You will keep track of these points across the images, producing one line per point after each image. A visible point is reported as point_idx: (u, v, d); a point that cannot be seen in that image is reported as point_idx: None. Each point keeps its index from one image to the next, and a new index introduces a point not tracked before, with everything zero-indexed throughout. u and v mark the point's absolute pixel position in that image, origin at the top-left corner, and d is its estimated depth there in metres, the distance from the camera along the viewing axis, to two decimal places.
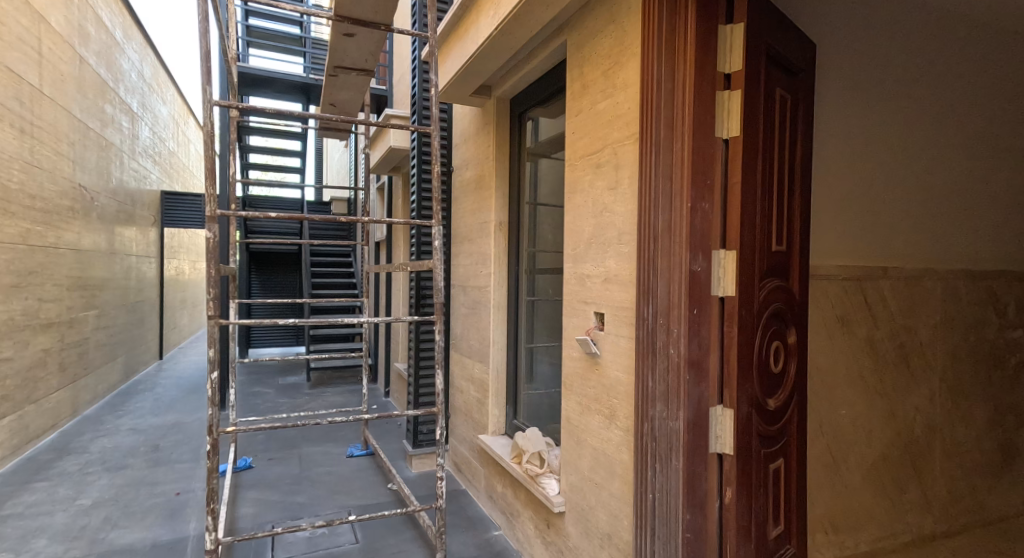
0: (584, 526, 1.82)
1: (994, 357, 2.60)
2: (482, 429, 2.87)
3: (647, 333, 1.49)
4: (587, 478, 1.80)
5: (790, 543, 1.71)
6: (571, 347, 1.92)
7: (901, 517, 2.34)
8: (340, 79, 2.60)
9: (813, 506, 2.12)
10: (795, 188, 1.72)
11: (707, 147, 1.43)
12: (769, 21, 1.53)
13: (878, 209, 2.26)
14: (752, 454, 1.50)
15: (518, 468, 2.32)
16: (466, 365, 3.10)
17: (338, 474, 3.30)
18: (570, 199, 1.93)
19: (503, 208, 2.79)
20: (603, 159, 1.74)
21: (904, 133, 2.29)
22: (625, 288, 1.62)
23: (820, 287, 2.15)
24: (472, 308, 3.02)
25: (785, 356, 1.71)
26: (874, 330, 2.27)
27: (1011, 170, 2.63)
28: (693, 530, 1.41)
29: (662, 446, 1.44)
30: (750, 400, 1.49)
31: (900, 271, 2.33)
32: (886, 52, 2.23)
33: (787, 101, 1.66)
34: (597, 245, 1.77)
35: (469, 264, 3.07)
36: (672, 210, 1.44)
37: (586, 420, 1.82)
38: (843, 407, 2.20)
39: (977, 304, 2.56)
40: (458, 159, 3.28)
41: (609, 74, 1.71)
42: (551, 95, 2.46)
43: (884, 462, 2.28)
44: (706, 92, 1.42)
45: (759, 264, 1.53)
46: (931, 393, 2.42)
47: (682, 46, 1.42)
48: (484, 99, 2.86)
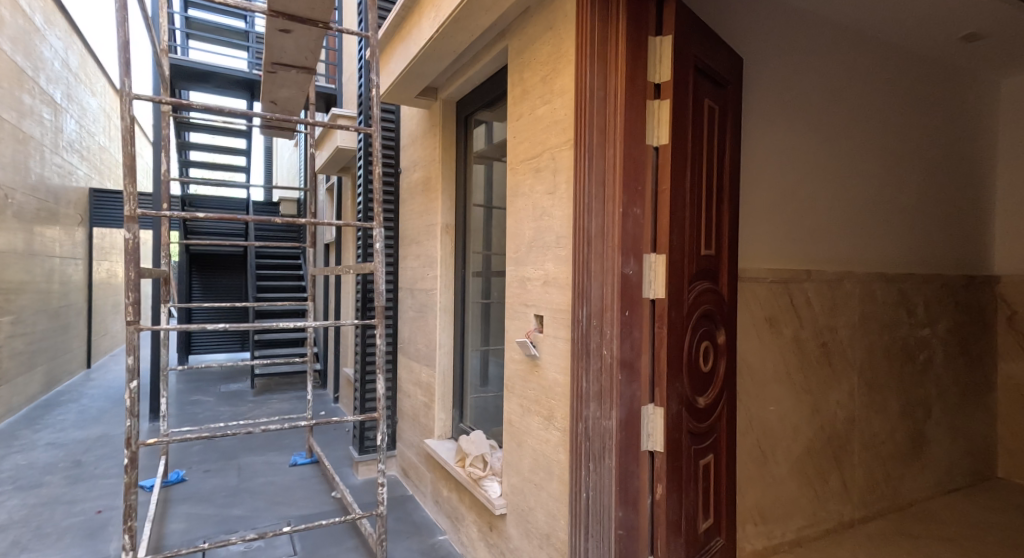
0: (524, 527, 1.84)
1: (906, 353, 2.81)
2: (428, 433, 2.84)
3: (581, 334, 1.52)
4: (527, 479, 1.82)
5: (719, 535, 1.78)
6: (513, 349, 1.93)
7: (824, 506, 2.48)
8: (279, 77, 2.52)
9: (742, 497, 2.23)
10: (723, 195, 1.81)
11: (639, 154, 1.48)
12: (697, 34, 1.60)
13: (801, 216, 2.40)
14: (682, 451, 1.56)
15: (461, 471, 2.31)
16: (413, 369, 3.06)
17: (278, 484, 3.19)
18: (513, 202, 1.95)
19: (449, 211, 2.78)
20: (542, 164, 1.76)
21: (825, 144, 2.45)
22: (562, 291, 1.65)
23: (749, 289, 2.26)
24: (419, 312, 2.99)
25: (715, 356, 1.78)
26: (799, 330, 2.40)
27: (919, 182, 2.86)
28: (626, 527, 1.45)
29: (595, 445, 1.47)
30: (680, 398, 1.55)
31: (822, 274, 2.48)
32: (808, 68, 2.38)
33: (715, 111, 1.74)
34: (537, 248, 1.79)
35: (416, 267, 3.03)
36: (605, 215, 1.48)
37: (527, 422, 1.83)
38: (771, 404, 2.32)
39: (891, 305, 2.76)
40: (405, 161, 3.24)
41: (547, 80, 1.74)
42: (496, 98, 2.48)
43: (808, 455, 2.42)
44: (637, 101, 1.48)
45: (688, 267, 1.59)
46: (851, 388, 2.58)
47: (613, 56, 1.47)
48: (430, 101, 2.86)
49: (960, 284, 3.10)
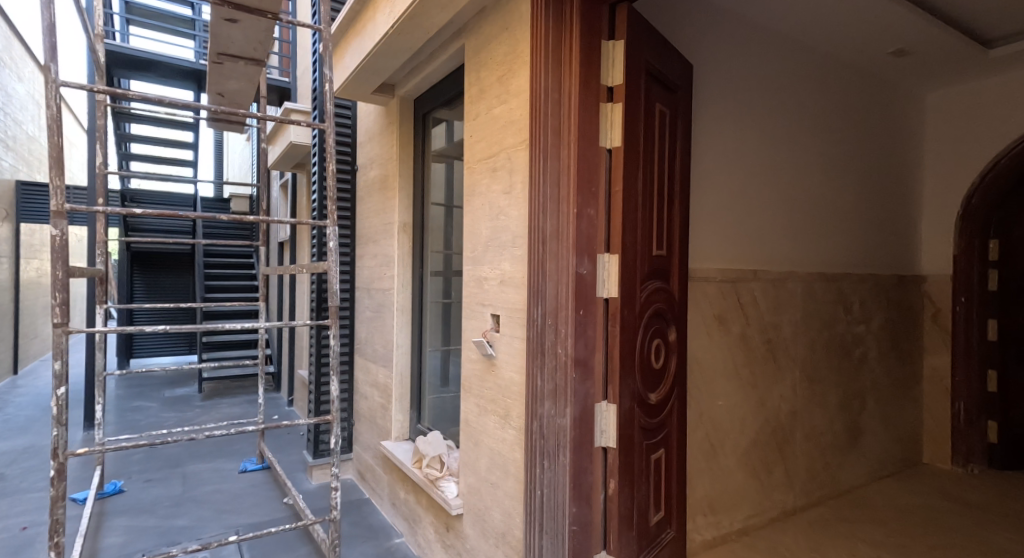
0: (480, 527, 1.84)
1: (844, 348, 2.97)
2: (385, 435, 2.80)
3: (536, 334, 1.53)
4: (483, 478, 1.82)
5: (669, 526, 1.83)
6: (469, 349, 1.93)
7: (769, 496, 2.59)
8: (225, 68, 2.42)
9: (692, 490, 2.30)
10: (675, 197, 1.86)
11: (593, 155, 1.51)
12: (648, 40, 1.64)
13: (748, 219, 2.50)
14: (634, 446, 1.60)
15: (418, 472, 2.28)
16: (370, 370, 3.00)
17: (227, 492, 3.07)
18: (469, 201, 1.94)
19: (407, 209, 2.75)
20: (499, 164, 1.77)
21: (770, 149, 2.56)
22: (518, 290, 1.66)
23: (699, 289, 2.34)
24: (376, 312, 2.94)
25: (666, 353, 1.83)
26: (746, 327, 2.50)
27: (855, 186, 3.03)
28: (579, 523, 1.48)
29: (550, 443, 1.49)
30: (632, 395, 1.59)
31: (767, 274, 2.59)
32: (754, 76, 2.48)
33: (666, 116, 1.79)
34: (493, 248, 1.79)
35: (373, 266, 2.99)
36: (560, 214, 1.50)
37: (483, 422, 1.83)
38: (720, 398, 2.40)
39: (830, 304, 2.91)
40: (362, 158, 3.18)
41: (504, 80, 1.75)
42: (454, 96, 2.47)
43: (754, 447, 2.52)
44: (591, 102, 1.50)
45: (640, 267, 1.64)
46: (793, 383, 2.71)
47: (568, 58, 1.49)
48: (387, 98, 2.82)
49: (892, 283, 3.30)
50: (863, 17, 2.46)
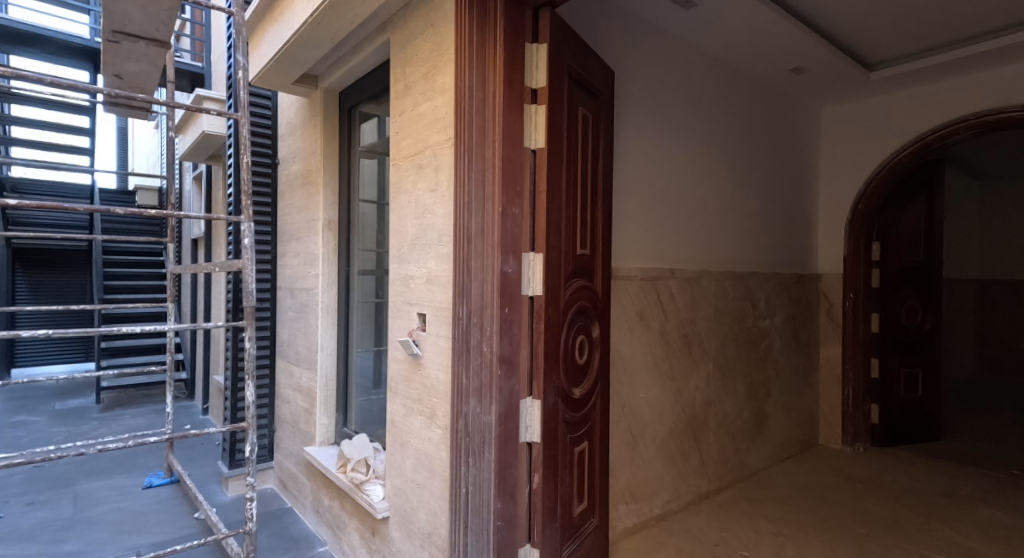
0: (406, 529, 1.81)
1: (752, 341, 3.21)
2: (308, 440, 2.70)
3: (461, 333, 1.53)
4: (409, 479, 1.80)
5: (592, 516, 1.90)
6: (395, 349, 1.89)
7: (685, 481, 2.75)
8: (122, 47, 2.21)
9: (616, 479, 2.40)
10: (598, 198, 1.93)
11: (517, 155, 1.53)
12: (571, 45, 1.69)
13: (667, 220, 2.63)
14: (558, 439, 1.64)
15: (342, 477, 2.21)
16: (292, 374, 2.88)
17: (127, 511, 2.82)
18: (395, 198, 1.91)
19: (331, 206, 2.66)
20: (424, 161, 1.75)
21: (686, 155, 2.71)
22: (443, 289, 1.65)
23: (622, 287, 2.43)
24: (299, 312, 2.82)
25: (590, 348, 1.90)
26: (665, 323, 2.64)
27: (761, 191, 3.27)
28: (504, 518, 1.50)
29: (475, 440, 1.50)
30: (557, 390, 1.63)
31: (684, 272, 2.74)
32: (671, 85, 2.62)
33: (588, 119, 1.85)
34: (419, 246, 1.77)
35: (296, 264, 2.86)
36: (485, 213, 1.51)
37: (409, 422, 1.81)
38: (641, 391, 2.52)
39: (740, 300, 3.12)
40: (284, 151, 3.03)
41: (429, 77, 1.73)
42: (381, 91, 2.41)
43: (672, 436, 2.66)
44: (515, 103, 1.53)
45: (564, 266, 1.68)
46: (707, 375, 2.88)
47: (492, 59, 1.50)
48: (309, 90, 2.70)
49: (793, 281, 3.59)
50: (766, 35, 2.67)
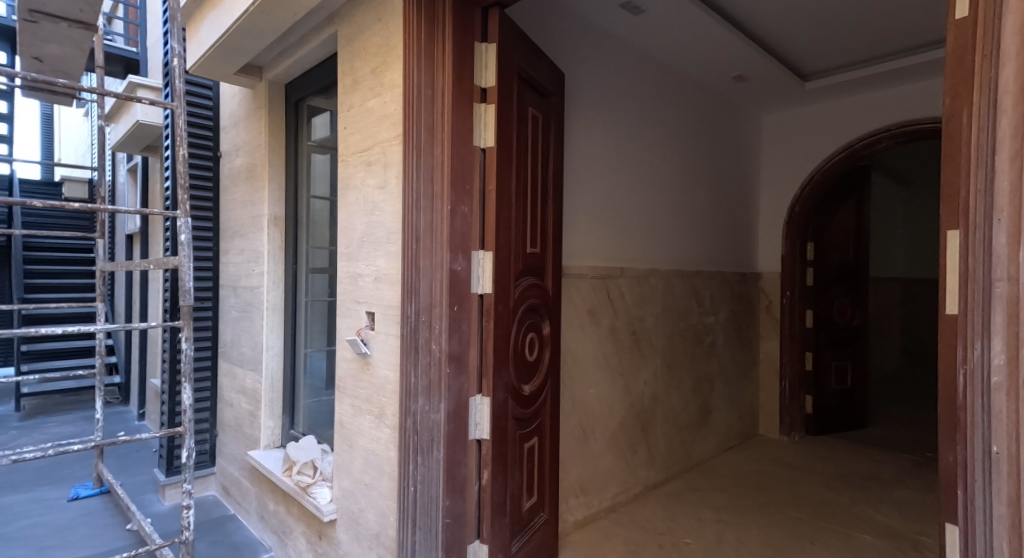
0: (354, 530, 1.78)
1: (697, 336, 3.33)
2: (253, 444, 2.60)
3: (410, 331, 1.52)
4: (357, 480, 1.77)
5: (542, 510, 1.93)
6: (344, 349, 1.86)
7: (634, 474, 2.83)
8: (42, 28, 2.06)
9: (566, 474, 2.44)
10: (548, 198, 1.96)
11: (467, 154, 1.54)
12: (521, 46, 1.71)
13: (617, 220, 2.70)
14: (508, 436, 1.66)
15: (288, 480, 2.15)
16: (236, 376, 2.77)
17: (51, 525, 2.64)
18: (344, 195, 1.87)
19: (277, 201, 2.57)
20: (373, 157, 1.73)
21: (635, 157, 2.79)
22: (393, 287, 1.63)
23: (573, 285, 2.48)
24: (243, 312, 2.72)
25: (540, 346, 1.93)
26: (615, 320, 2.70)
27: (705, 192, 3.40)
28: (453, 515, 1.50)
29: (424, 438, 1.50)
30: (506, 388, 1.65)
31: (634, 271, 2.82)
32: (620, 87, 2.69)
33: (538, 120, 1.88)
34: (368, 244, 1.74)
35: (240, 262, 2.76)
36: (434, 211, 1.50)
37: (358, 422, 1.78)
38: (591, 387, 2.57)
39: (686, 298, 3.24)
40: (227, 143, 2.91)
41: (377, 73, 1.71)
42: (330, 84, 2.36)
43: (622, 430, 2.74)
44: (464, 102, 1.53)
45: (514, 265, 1.70)
46: (655, 370, 2.98)
47: (440, 57, 1.50)
48: (253, 81, 2.61)
49: (735, 279, 3.75)
50: (708, 44, 2.78)
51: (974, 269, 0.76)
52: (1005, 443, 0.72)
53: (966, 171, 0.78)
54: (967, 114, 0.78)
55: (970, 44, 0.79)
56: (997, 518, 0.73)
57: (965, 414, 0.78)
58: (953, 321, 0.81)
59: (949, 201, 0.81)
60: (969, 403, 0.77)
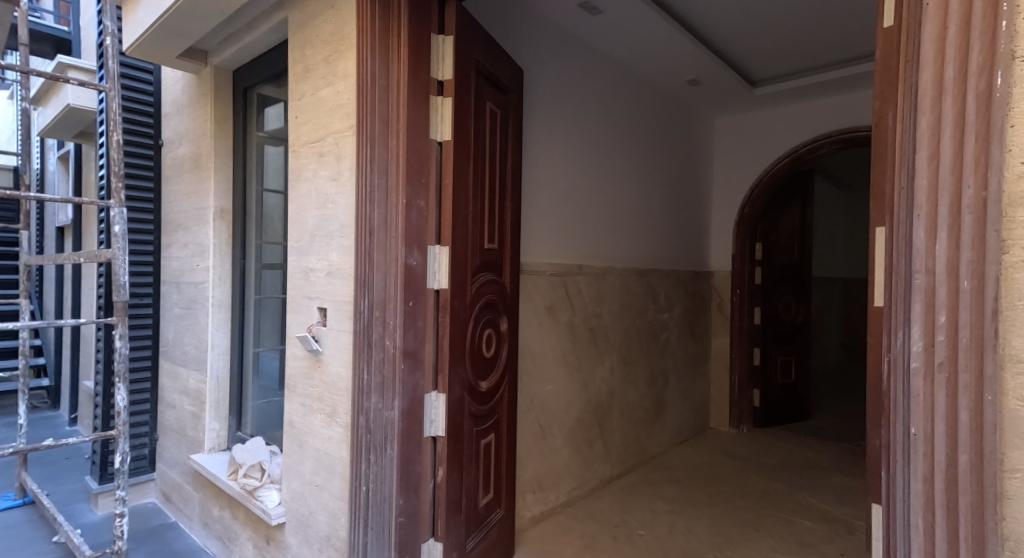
0: (304, 534, 1.73)
1: (652, 333, 3.41)
2: (196, 447, 2.48)
3: (363, 326, 1.48)
4: (308, 481, 1.72)
5: (498, 506, 1.93)
6: (294, 346, 1.79)
7: (591, 468, 2.87)
8: None
9: (523, 470, 2.45)
10: (506, 194, 1.95)
11: (423, 147, 1.51)
12: (479, 41, 1.69)
13: (574, 217, 2.72)
14: (464, 432, 1.65)
15: (233, 484, 2.06)
16: (179, 376, 2.64)
17: None
18: (294, 187, 1.80)
19: (224, 192, 2.45)
20: (326, 149, 1.67)
21: (592, 156, 2.82)
22: (346, 282, 1.59)
23: (531, 282, 2.48)
24: (186, 309, 2.59)
25: (498, 342, 1.92)
26: (573, 317, 2.73)
27: (661, 191, 3.48)
28: (407, 514, 1.48)
29: (377, 436, 1.46)
30: (462, 383, 1.64)
31: (591, 269, 2.85)
32: (578, 86, 2.71)
33: (497, 116, 1.87)
34: (320, 238, 1.69)
35: (183, 256, 2.62)
36: (389, 204, 1.47)
37: (308, 422, 1.72)
38: (549, 383, 2.59)
39: (642, 295, 3.30)
40: (169, 131, 2.76)
41: (330, 61, 1.65)
42: (281, 72, 2.27)
43: (579, 425, 2.77)
44: (420, 94, 1.50)
45: (472, 260, 1.69)
46: (611, 366, 3.02)
47: (396, 46, 1.46)
48: (198, 66, 2.48)
49: (688, 277, 3.86)
50: (663, 47, 2.84)
51: (896, 262, 0.80)
52: (921, 424, 0.75)
53: (890, 169, 0.82)
54: (893, 116, 0.81)
55: (895, 52, 0.84)
56: (913, 495, 0.76)
57: (889, 398, 0.81)
58: (879, 311, 0.85)
59: (878, 200, 0.86)
60: (892, 388, 0.80)
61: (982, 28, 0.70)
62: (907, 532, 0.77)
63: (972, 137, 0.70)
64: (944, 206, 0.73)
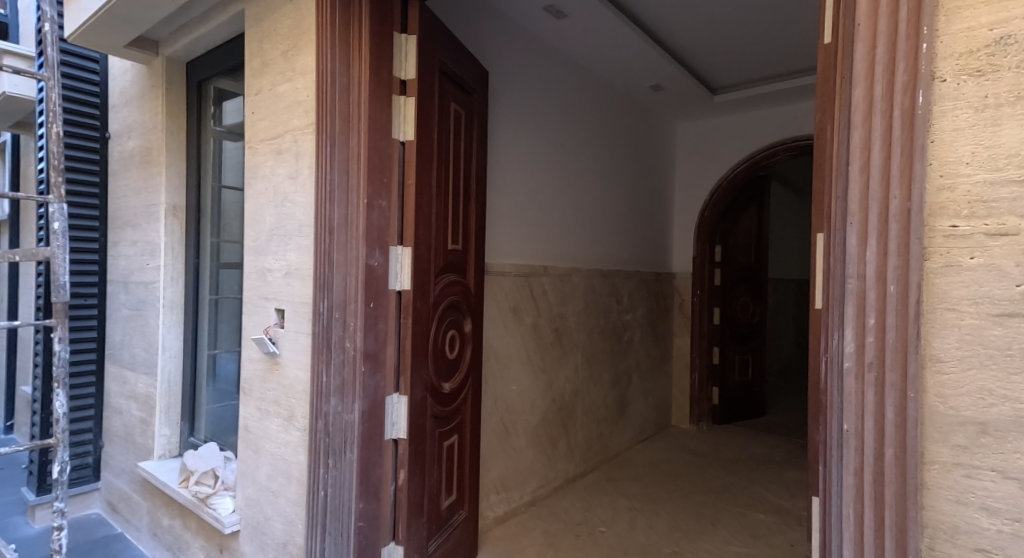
0: (260, 541, 1.68)
1: (615, 333, 3.46)
2: (145, 455, 2.38)
3: (321, 329, 1.45)
4: (263, 487, 1.67)
5: (461, 507, 1.92)
6: (249, 348, 1.74)
7: (555, 467, 2.89)
8: None
9: (487, 470, 2.45)
10: (471, 194, 1.95)
11: (385, 147, 1.50)
12: (443, 41, 1.69)
13: (539, 218, 2.74)
14: (426, 434, 1.65)
15: (184, 492, 1.99)
16: (126, 380, 2.52)
17: None
18: (251, 184, 1.75)
19: (177, 189, 2.36)
20: (284, 146, 1.63)
21: (557, 158, 2.85)
22: (304, 283, 1.55)
23: (496, 282, 2.48)
24: (134, 310, 2.48)
25: (461, 343, 1.92)
26: (537, 318, 2.75)
27: (624, 194, 3.54)
28: (367, 518, 1.46)
29: (336, 440, 1.43)
30: (425, 385, 1.64)
31: (556, 270, 2.88)
32: (543, 88, 2.73)
33: (461, 117, 1.86)
34: (278, 237, 1.64)
35: (131, 255, 2.51)
36: (349, 204, 1.44)
37: (264, 426, 1.68)
38: (513, 383, 2.59)
39: (606, 297, 3.36)
40: (118, 123, 2.63)
41: (288, 56, 1.61)
42: (238, 65, 2.20)
43: (543, 425, 2.79)
44: (382, 93, 1.49)
45: (434, 261, 1.69)
46: (576, 366, 3.06)
47: (357, 44, 1.44)
48: (147, 57, 2.38)
49: (651, 278, 3.93)
50: (626, 53, 2.89)
51: (832, 267, 0.83)
52: (853, 420, 0.79)
53: (826, 178, 0.86)
54: (829, 128, 0.85)
55: (832, 67, 0.87)
56: (845, 488, 0.79)
57: (824, 397, 0.85)
58: (817, 314, 0.88)
59: (817, 207, 0.89)
60: (827, 387, 0.83)
61: (906, 50, 0.75)
62: (838, 524, 0.80)
63: (898, 152, 0.75)
64: (874, 214, 0.77)
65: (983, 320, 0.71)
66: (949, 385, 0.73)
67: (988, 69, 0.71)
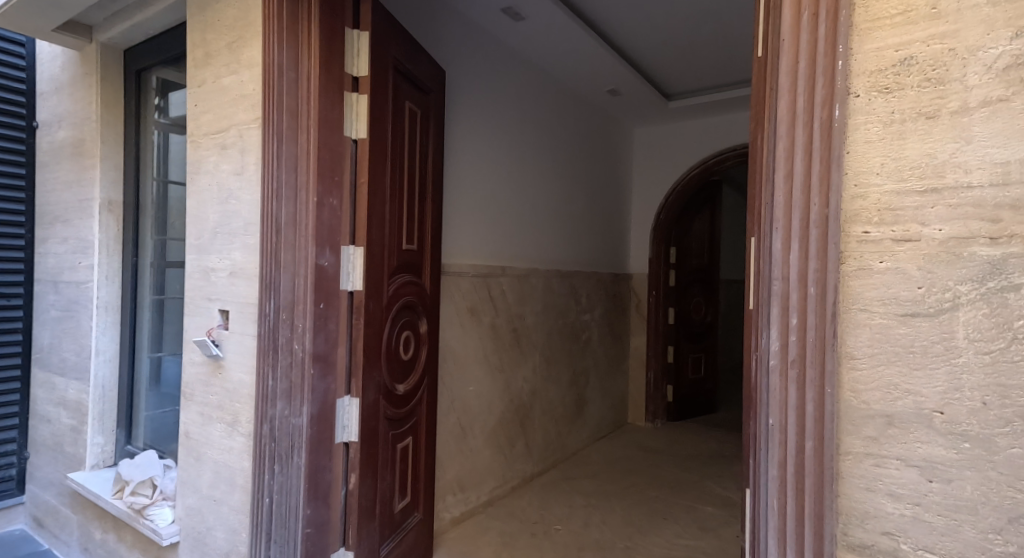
0: (202, 552, 1.61)
1: (573, 333, 3.50)
2: (76, 465, 2.23)
3: (268, 330, 1.40)
4: (205, 495, 1.60)
5: (416, 510, 1.90)
6: (191, 351, 1.67)
7: (512, 467, 2.90)
8: None
9: (444, 471, 2.43)
10: (427, 194, 1.93)
11: (336, 144, 1.46)
12: (397, 38, 1.67)
13: (497, 218, 2.74)
14: (378, 437, 1.63)
15: (120, 503, 1.88)
16: (55, 386, 2.36)
17: None
18: (193, 180, 1.68)
19: (112, 183, 2.23)
20: (228, 141, 1.57)
21: (515, 158, 2.86)
22: (250, 283, 1.50)
23: (454, 282, 2.47)
24: (65, 311, 2.33)
25: (416, 344, 1.90)
26: (495, 319, 2.75)
27: (581, 195, 3.59)
28: (315, 524, 1.42)
29: (282, 445, 1.39)
30: (377, 387, 1.61)
31: (514, 270, 2.89)
32: (502, 89, 2.74)
33: (416, 115, 1.84)
34: (221, 236, 1.58)
35: (61, 253, 2.36)
36: (298, 202, 1.40)
37: (206, 432, 1.61)
38: (470, 384, 2.58)
39: (564, 297, 3.39)
40: (46, 112, 2.47)
41: (234, 48, 1.56)
42: (181, 55, 2.10)
43: (500, 426, 2.79)
44: (332, 89, 1.45)
45: (387, 262, 1.66)
46: (534, 366, 3.08)
47: (307, 38, 1.40)
48: (81, 42, 2.24)
49: (609, 279, 4.01)
50: (583, 57, 2.94)
51: (761, 269, 0.87)
52: (778, 415, 0.83)
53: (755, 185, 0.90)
54: (757, 138, 0.89)
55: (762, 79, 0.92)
56: (771, 480, 0.83)
57: (753, 393, 0.89)
58: (748, 314, 0.92)
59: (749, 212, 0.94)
60: (756, 385, 0.87)
61: (825, 65, 0.80)
62: (765, 514, 0.84)
63: (818, 162, 0.80)
64: (798, 220, 0.81)
65: (890, 320, 0.76)
66: (861, 380, 0.78)
67: (894, 87, 0.76)
